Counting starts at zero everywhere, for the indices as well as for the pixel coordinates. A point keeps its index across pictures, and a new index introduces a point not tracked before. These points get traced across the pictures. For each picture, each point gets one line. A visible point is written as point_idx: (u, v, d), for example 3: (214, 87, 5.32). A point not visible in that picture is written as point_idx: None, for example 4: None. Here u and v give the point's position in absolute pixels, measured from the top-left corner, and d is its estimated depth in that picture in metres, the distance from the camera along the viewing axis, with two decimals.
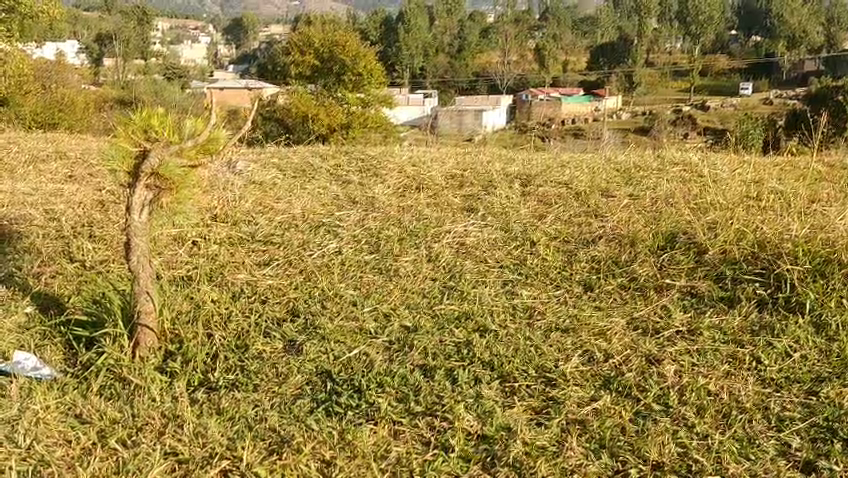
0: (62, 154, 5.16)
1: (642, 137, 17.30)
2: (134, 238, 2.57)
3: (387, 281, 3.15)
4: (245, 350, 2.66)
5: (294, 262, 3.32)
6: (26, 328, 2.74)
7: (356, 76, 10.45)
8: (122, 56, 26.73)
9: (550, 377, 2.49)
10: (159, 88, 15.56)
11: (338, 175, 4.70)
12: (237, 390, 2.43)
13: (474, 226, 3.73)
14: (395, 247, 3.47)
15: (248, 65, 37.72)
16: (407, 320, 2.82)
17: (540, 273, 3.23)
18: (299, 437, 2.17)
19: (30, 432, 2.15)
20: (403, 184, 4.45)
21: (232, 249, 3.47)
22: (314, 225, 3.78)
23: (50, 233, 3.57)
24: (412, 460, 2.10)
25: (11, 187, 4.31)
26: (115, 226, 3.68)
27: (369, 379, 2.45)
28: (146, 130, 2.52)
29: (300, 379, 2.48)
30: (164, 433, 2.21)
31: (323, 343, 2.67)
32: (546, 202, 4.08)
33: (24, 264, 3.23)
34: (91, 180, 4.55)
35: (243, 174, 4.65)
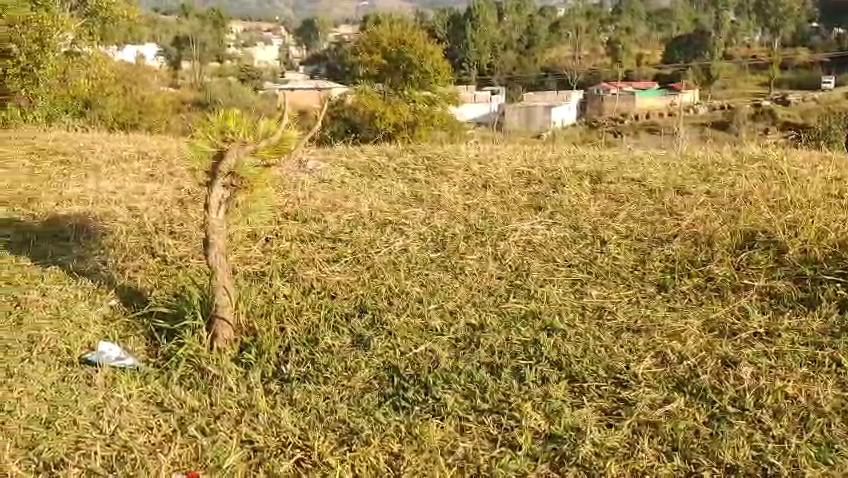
0: (143, 154, 5.37)
1: (718, 132, 16.77)
2: (212, 235, 2.67)
3: (454, 278, 3.17)
4: (315, 343, 2.73)
5: (362, 259, 3.38)
6: (111, 320, 2.89)
7: (423, 74, 10.54)
8: (197, 58, 27.59)
9: (620, 378, 2.46)
10: (232, 89, 16.00)
11: (405, 173, 4.74)
12: (308, 382, 2.50)
13: (541, 224, 3.71)
14: (461, 245, 3.49)
15: (318, 65, 38.37)
16: (474, 318, 2.84)
17: (612, 272, 3.19)
18: (368, 429, 2.22)
19: (114, 419, 2.27)
20: (469, 183, 4.44)
21: (302, 246, 3.55)
22: (381, 222, 3.83)
23: (133, 229, 3.74)
24: (479, 457, 2.13)
25: (97, 186, 4.53)
26: (193, 223, 3.83)
27: (436, 376, 2.48)
28: (223, 132, 2.62)
29: (369, 373, 2.53)
30: (240, 422, 2.30)
31: (390, 338, 2.72)
32: (617, 200, 4.02)
33: (109, 258, 3.40)
34: (170, 179, 4.74)
35: (313, 173, 4.76)
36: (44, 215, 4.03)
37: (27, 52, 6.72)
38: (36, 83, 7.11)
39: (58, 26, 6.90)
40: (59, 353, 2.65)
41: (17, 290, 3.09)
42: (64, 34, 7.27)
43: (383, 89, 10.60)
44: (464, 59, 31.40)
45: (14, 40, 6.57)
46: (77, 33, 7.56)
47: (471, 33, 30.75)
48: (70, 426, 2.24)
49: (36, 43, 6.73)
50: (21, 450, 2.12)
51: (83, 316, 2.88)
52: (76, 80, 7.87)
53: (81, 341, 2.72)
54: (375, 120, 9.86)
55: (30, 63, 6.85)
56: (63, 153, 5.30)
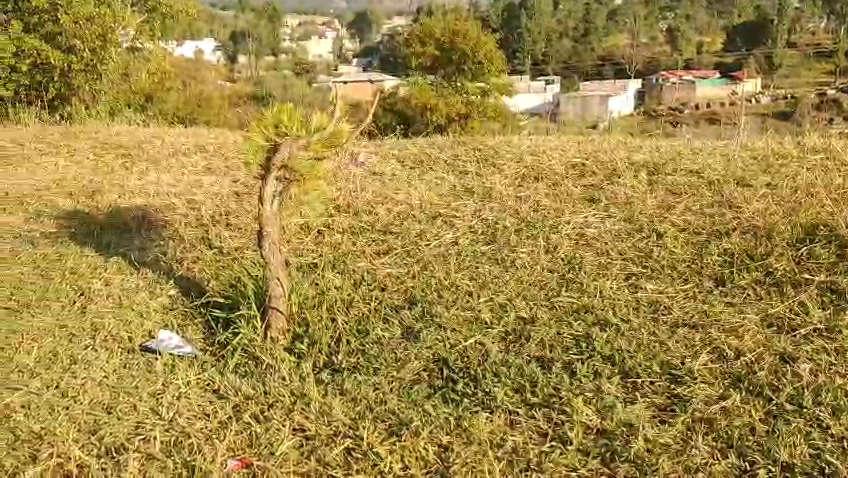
0: (201, 147, 5.50)
1: (780, 122, 16.25)
2: (266, 226, 2.73)
3: (504, 271, 3.16)
4: (366, 335, 2.76)
5: (412, 252, 3.40)
6: (169, 309, 2.99)
7: (476, 65, 10.53)
8: (254, 52, 28.06)
9: (674, 374, 2.42)
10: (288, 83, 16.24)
11: (456, 166, 4.73)
12: (359, 373, 2.53)
13: (596, 217, 3.67)
14: (512, 237, 3.48)
15: (371, 57, 38.52)
16: (525, 311, 2.84)
17: (667, 266, 3.13)
18: (417, 421, 2.24)
19: (173, 406, 2.35)
20: (521, 174, 4.42)
21: (353, 239, 3.59)
22: (432, 215, 3.84)
23: (192, 221, 3.85)
24: (528, 450, 2.13)
25: (156, 179, 4.66)
26: (248, 216, 3.92)
27: (485, 369, 2.48)
28: (277, 125, 2.65)
29: (418, 365, 2.55)
30: (293, 411, 2.35)
31: (440, 331, 2.73)
32: (675, 191, 3.93)
33: (168, 250, 3.51)
34: (227, 172, 4.85)
35: (365, 166, 4.80)
36: (107, 207, 4.17)
37: (90, 48, 7.21)
38: (99, 79, 7.55)
39: (119, 20, 7.27)
40: (121, 341, 2.75)
41: (81, 280, 3.21)
42: (125, 29, 7.62)
43: (436, 80, 10.59)
44: (518, 49, 31.13)
45: (78, 36, 7.05)
46: (138, 29, 7.93)
47: (525, 23, 30.46)
48: (130, 412, 2.32)
49: (98, 39, 7.19)
50: (84, 433, 2.20)
51: (143, 305, 2.98)
52: (138, 76, 8.31)
53: (142, 329, 2.82)
54: (427, 112, 9.76)
55: (95, 59, 7.31)
56: (125, 146, 5.47)
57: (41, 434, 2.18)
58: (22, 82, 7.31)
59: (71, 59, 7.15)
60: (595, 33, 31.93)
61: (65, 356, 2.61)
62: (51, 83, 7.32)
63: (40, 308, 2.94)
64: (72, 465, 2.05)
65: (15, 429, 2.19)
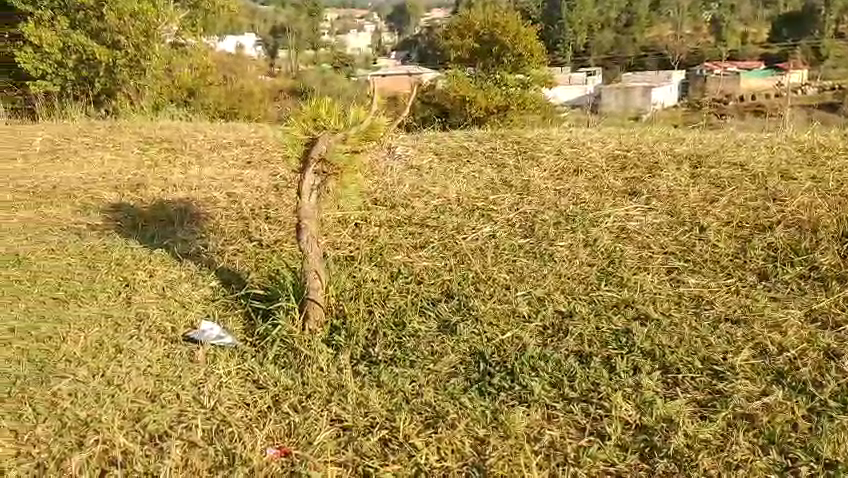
0: (241, 141, 5.58)
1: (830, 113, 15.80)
2: (304, 219, 2.77)
3: (543, 265, 3.15)
4: (402, 327, 2.78)
5: (449, 245, 3.40)
6: (211, 300, 3.05)
7: (516, 57, 10.46)
8: (293, 47, 28.32)
9: (715, 369, 2.38)
10: (327, 77, 16.35)
11: (494, 158, 4.72)
12: (395, 365, 2.55)
13: (637, 210, 3.63)
14: (550, 231, 3.46)
15: (410, 50, 38.53)
16: (563, 305, 2.82)
17: (709, 260, 3.08)
18: (454, 413, 2.25)
19: (215, 395, 2.39)
20: (560, 167, 4.38)
21: (391, 232, 3.61)
22: (469, 208, 3.84)
23: (232, 214, 3.91)
24: (566, 445, 2.12)
25: (199, 173, 4.74)
26: (288, 209, 3.97)
27: (522, 363, 2.48)
28: (315, 119, 2.69)
29: (454, 358, 2.56)
30: (330, 401, 2.37)
31: (477, 324, 2.73)
32: (718, 184, 3.86)
33: (210, 242, 3.58)
34: (267, 166, 4.91)
35: (402, 159, 4.81)
36: (151, 200, 4.26)
37: (134, 44, 7.39)
38: (143, 75, 7.71)
39: (162, 16, 7.44)
40: (164, 331, 2.81)
41: (126, 271, 3.29)
42: (168, 24, 7.82)
43: (475, 72, 10.56)
44: (558, 40, 30.80)
45: (123, 32, 7.24)
46: (180, 25, 8.11)
47: (566, 14, 30.13)
48: (173, 400, 2.37)
49: (142, 35, 7.36)
50: (129, 421, 2.25)
51: (186, 296, 3.05)
52: (181, 71, 8.47)
53: (184, 320, 2.88)
54: (466, 105, 9.71)
55: (139, 55, 7.49)
56: (168, 140, 5.57)
57: (87, 421, 2.23)
58: (70, 78, 7.50)
59: (117, 55, 7.32)
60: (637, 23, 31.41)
61: (111, 346, 2.68)
62: (98, 79, 7.49)
63: (87, 299, 3.02)
64: (117, 452, 2.10)
65: (62, 416, 2.25)
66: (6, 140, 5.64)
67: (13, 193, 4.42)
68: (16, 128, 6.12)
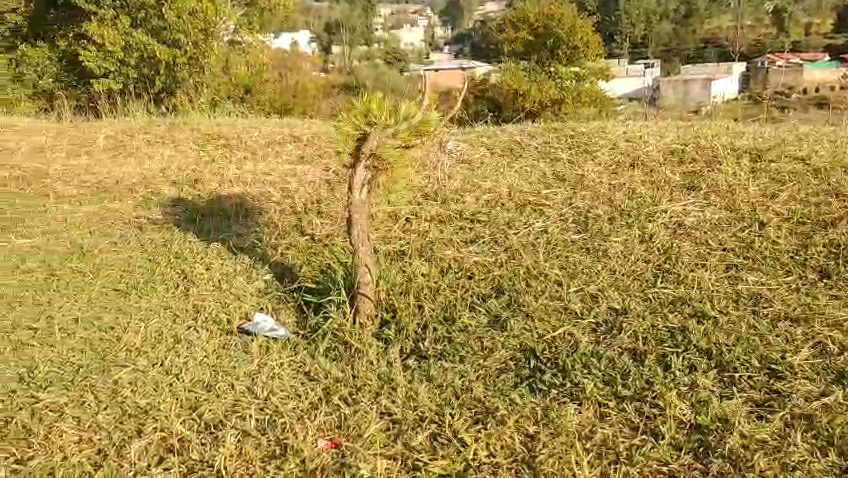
0: (295, 136, 5.66)
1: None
2: (355, 214, 2.81)
3: (596, 261, 3.11)
4: (452, 322, 2.78)
5: (500, 240, 3.39)
6: (265, 293, 3.11)
7: (572, 49, 10.31)
8: (348, 42, 28.58)
9: (773, 369, 2.31)
10: (380, 73, 16.46)
11: (547, 152, 4.67)
12: (445, 360, 2.56)
13: (694, 205, 3.54)
14: (605, 226, 3.40)
15: (464, 44, 38.41)
16: (616, 302, 2.78)
17: (768, 257, 3.00)
18: (503, 410, 2.24)
19: (268, 386, 2.44)
20: (616, 161, 4.30)
21: (441, 227, 3.61)
22: (521, 203, 3.81)
23: (286, 209, 3.97)
24: (618, 444, 2.09)
25: (253, 168, 4.83)
26: (340, 204, 4.01)
27: (574, 360, 2.45)
28: (366, 115, 2.68)
29: (505, 354, 2.54)
30: (380, 395, 2.39)
31: (528, 320, 2.71)
32: (779, 178, 3.75)
33: (264, 236, 3.65)
34: (320, 162, 4.97)
35: (454, 153, 4.80)
36: (208, 195, 4.37)
37: (193, 41, 7.56)
38: (202, 72, 7.92)
39: (219, 14, 7.59)
40: (220, 322, 2.88)
41: (184, 264, 3.38)
42: (226, 22, 7.97)
43: (529, 65, 10.46)
44: (614, 32, 30.25)
45: (182, 31, 7.39)
46: (238, 23, 8.31)
47: (623, 5, 29.58)
48: (228, 390, 2.42)
49: (200, 33, 7.53)
50: (185, 410, 2.31)
51: (240, 289, 3.12)
52: (237, 69, 8.59)
53: (239, 311, 2.95)
54: (518, 99, 9.61)
55: (197, 53, 7.66)
56: (225, 137, 5.70)
57: (146, 409, 2.30)
58: (131, 76, 7.73)
59: (176, 53, 7.50)
60: (698, 13, 30.46)
61: (170, 336, 2.76)
62: (158, 77, 7.73)
63: (147, 291, 3.11)
64: (174, 439, 2.16)
65: (122, 404, 2.32)
66: (72, 137, 5.84)
67: (77, 189, 4.58)
68: (81, 125, 6.34)
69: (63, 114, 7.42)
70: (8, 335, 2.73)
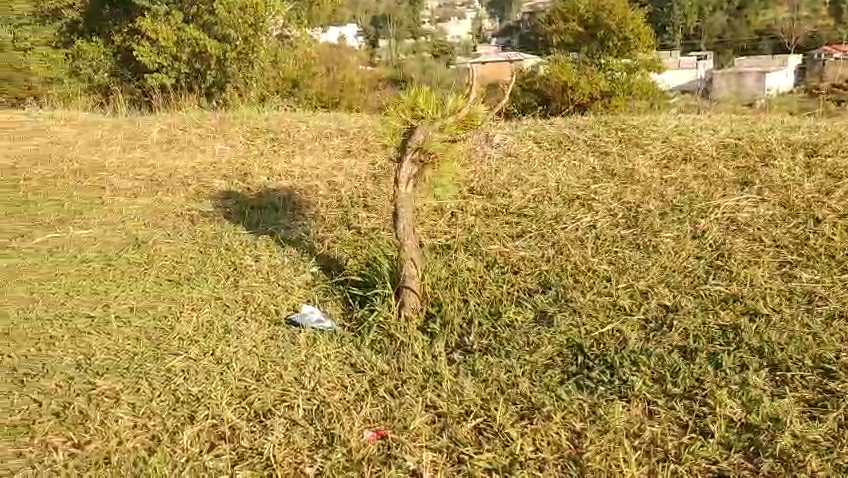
0: (342, 130, 5.71)
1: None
2: (400, 207, 2.83)
3: (646, 257, 3.06)
4: (498, 317, 2.78)
5: (547, 234, 3.37)
6: (312, 285, 3.15)
7: (622, 41, 10.15)
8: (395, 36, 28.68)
9: (828, 368, 2.25)
10: (427, 67, 16.47)
11: (596, 146, 4.61)
12: (490, 355, 2.56)
13: (747, 201, 3.46)
14: (655, 222, 3.35)
15: (510, 37, 38.09)
16: (666, 298, 2.73)
17: (825, 255, 2.91)
18: (549, 405, 2.23)
19: (315, 376, 2.48)
20: (667, 155, 4.23)
21: (487, 221, 3.60)
22: (569, 197, 3.77)
23: (333, 202, 4.02)
24: (666, 441, 2.06)
25: (301, 161, 4.90)
26: (386, 197, 4.04)
27: (622, 357, 2.43)
28: (413, 109, 2.70)
29: (551, 350, 2.53)
30: (426, 388, 2.41)
31: (576, 316, 2.69)
32: (837, 174, 3.64)
33: (311, 229, 3.70)
34: (366, 155, 5.01)
35: (501, 146, 4.79)
36: (257, 188, 4.44)
37: (243, 37, 7.70)
38: (252, 67, 8.01)
39: (269, 9, 7.75)
40: (268, 313, 2.93)
41: (234, 256, 3.45)
42: (275, 18, 8.20)
43: (578, 58, 10.34)
44: (666, 23, 29.66)
45: (232, 26, 7.55)
46: (287, 18, 8.63)
47: None
48: (277, 380, 2.47)
49: (250, 28, 7.68)
50: (235, 398, 2.36)
51: (288, 281, 3.17)
52: (286, 64, 8.66)
53: (287, 303, 2.99)
54: (568, 91, 9.53)
55: (246, 48, 7.80)
56: (274, 130, 5.78)
57: (198, 397, 2.36)
58: (183, 72, 7.90)
59: (226, 48, 7.65)
60: (751, 4, 29.75)
61: (220, 326, 2.82)
62: (209, 72, 7.87)
63: (198, 282, 3.19)
64: (224, 427, 2.21)
65: (175, 391, 2.39)
66: (126, 131, 6.00)
67: (132, 182, 4.70)
68: (136, 119, 6.50)
69: (118, 108, 7.62)
70: (66, 323, 2.83)
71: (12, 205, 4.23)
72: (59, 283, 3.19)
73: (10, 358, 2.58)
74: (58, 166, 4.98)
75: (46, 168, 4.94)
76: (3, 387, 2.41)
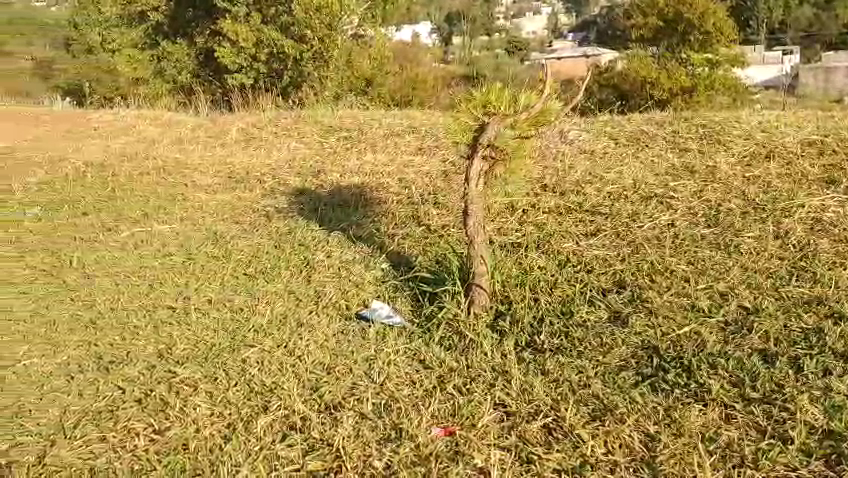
0: (415, 127, 5.75)
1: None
2: (470, 205, 2.82)
3: (726, 257, 2.96)
4: (569, 317, 2.74)
5: (622, 233, 3.30)
6: (381, 281, 3.19)
7: (704, 35, 9.75)
8: (469, 32, 28.63)
9: None
10: (501, 63, 16.39)
11: (675, 142, 4.49)
12: (561, 355, 2.53)
13: (835, 200, 3.31)
14: (736, 221, 3.24)
15: (586, 33, 37.46)
16: (747, 300, 2.64)
17: None
18: (622, 408, 2.19)
19: (384, 371, 2.50)
20: (750, 152, 4.08)
21: (559, 219, 3.56)
22: (646, 195, 3.68)
23: (404, 199, 4.06)
24: (744, 447, 1.99)
25: (373, 159, 4.96)
26: (456, 194, 4.04)
27: (699, 359, 2.36)
28: (485, 106, 2.68)
29: (625, 351, 2.48)
30: (495, 386, 2.40)
31: (651, 317, 2.63)
32: None
33: (381, 226, 3.75)
34: (437, 152, 5.03)
35: (575, 143, 4.72)
36: (330, 185, 4.53)
37: (319, 37, 7.87)
38: (327, 65, 8.18)
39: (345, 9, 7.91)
40: (339, 307, 2.99)
41: (306, 251, 3.53)
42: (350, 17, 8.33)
43: (657, 53, 10.07)
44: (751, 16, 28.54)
45: (310, 27, 7.75)
46: (361, 18, 8.73)
47: None
48: (347, 373, 2.51)
49: (326, 28, 7.84)
50: (307, 390, 2.42)
51: (359, 276, 3.22)
52: None
53: (358, 298, 3.04)
54: (647, 86, 9.31)
55: (322, 48, 7.97)
56: (348, 128, 5.87)
57: (271, 388, 2.43)
58: (262, 72, 8.13)
59: (302, 48, 7.86)
60: None
61: (293, 319, 2.89)
62: (287, 71, 8.06)
63: (273, 276, 3.28)
64: (296, 417, 2.26)
65: (250, 382, 2.46)
66: (206, 129, 6.20)
67: (212, 179, 4.86)
68: (216, 118, 6.70)
69: (200, 108, 7.88)
70: (149, 313, 2.96)
71: (100, 200, 4.44)
72: (142, 275, 3.33)
73: (97, 346, 2.71)
74: (143, 164, 5.20)
75: (132, 165, 5.16)
76: (91, 373, 2.54)
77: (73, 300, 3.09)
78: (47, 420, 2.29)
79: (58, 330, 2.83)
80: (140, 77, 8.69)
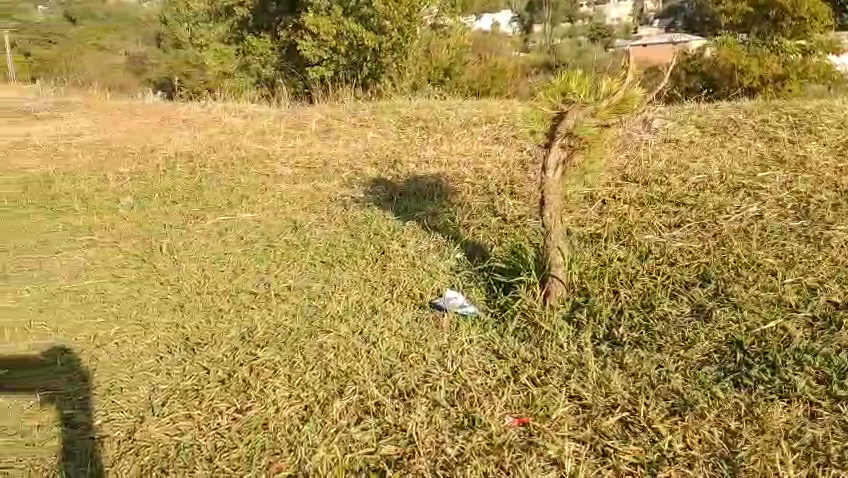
0: (492, 117, 5.72)
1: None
2: (548, 195, 2.80)
3: (816, 251, 2.83)
4: (649, 309, 2.68)
5: (707, 225, 3.20)
6: (456, 271, 3.20)
7: (797, 21, 9.19)
8: (550, 20, 28.18)
9: None
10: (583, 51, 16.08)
11: (765, 131, 4.31)
12: (640, 348, 2.48)
13: None
14: (828, 214, 3.09)
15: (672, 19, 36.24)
16: (838, 295, 2.52)
17: None
18: (703, 403, 2.13)
19: (458, 360, 2.52)
20: (844, 142, 3.88)
21: (640, 210, 3.48)
22: (732, 186, 3.55)
23: (480, 189, 4.05)
24: (830, 445, 1.91)
25: (449, 149, 4.97)
26: (533, 185, 4.01)
27: (785, 356, 2.27)
28: (564, 93, 2.64)
29: (707, 346, 2.41)
30: (570, 378, 2.38)
31: (736, 311, 2.54)
32: None
33: (456, 216, 3.76)
34: (513, 142, 5.00)
35: (658, 132, 4.59)
36: (406, 176, 4.57)
37: (398, 28, 7.89)
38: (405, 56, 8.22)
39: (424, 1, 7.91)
40: (414, 296, 3.02)
41: (382, 240, 3.58)
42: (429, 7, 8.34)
43: (747, 40, 9.64)
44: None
45: (389, 17, 7.80)
46: (441, 7, 8.75)
47: None
48: (421, 361, 2.54)
49: (405, 18, 7.85)
50: (382, 376, 2.46)
51: (434, 266, 3.24)
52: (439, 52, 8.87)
53: (432, 287, 3.06)
54: (736, 74, 8.95)
55: (401, 38, 7.97)
56: (425, 118, 5.90)
57: (347, 373, 2.48)
58: (342, 64, 8.26)
59: (382, 40, 7.91)
60: None
61: (368, 307, 2.94)
62: (366, 63, 8.16)
63: (349, 264, 3.34)
64: (370, 402, 2.31)
65: (327, 366, 2.52)
66: (288, 121, 6.36)
67: (292, 169, 4.98)
68: (296, 110, 6.86)
69: (282, 99, 8.09)
70: (232, 298, 3.07)
71: (187, 189, 4.62)
72: (226, 261, 3.46)
73: (184, 328, 2.84)
74: (227, 154, 5.39)
75: (217, 156, 5.35)
76: (178, 355, 2.66)
77: (162, 284, 3.24)
78: (138, 398, 2.42)
79: (148, 313, 2.99)
80: (227, 71, 8.98)
